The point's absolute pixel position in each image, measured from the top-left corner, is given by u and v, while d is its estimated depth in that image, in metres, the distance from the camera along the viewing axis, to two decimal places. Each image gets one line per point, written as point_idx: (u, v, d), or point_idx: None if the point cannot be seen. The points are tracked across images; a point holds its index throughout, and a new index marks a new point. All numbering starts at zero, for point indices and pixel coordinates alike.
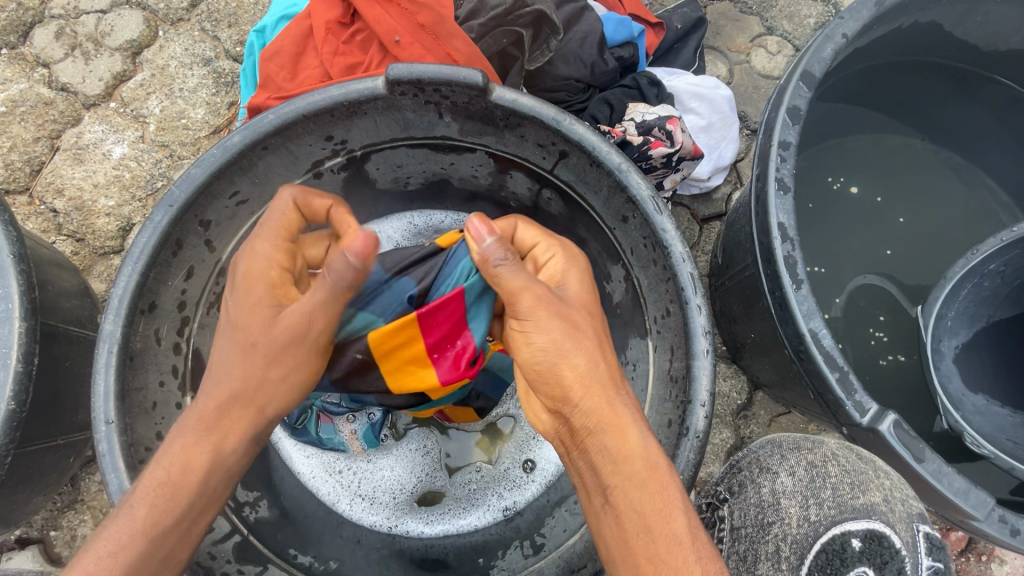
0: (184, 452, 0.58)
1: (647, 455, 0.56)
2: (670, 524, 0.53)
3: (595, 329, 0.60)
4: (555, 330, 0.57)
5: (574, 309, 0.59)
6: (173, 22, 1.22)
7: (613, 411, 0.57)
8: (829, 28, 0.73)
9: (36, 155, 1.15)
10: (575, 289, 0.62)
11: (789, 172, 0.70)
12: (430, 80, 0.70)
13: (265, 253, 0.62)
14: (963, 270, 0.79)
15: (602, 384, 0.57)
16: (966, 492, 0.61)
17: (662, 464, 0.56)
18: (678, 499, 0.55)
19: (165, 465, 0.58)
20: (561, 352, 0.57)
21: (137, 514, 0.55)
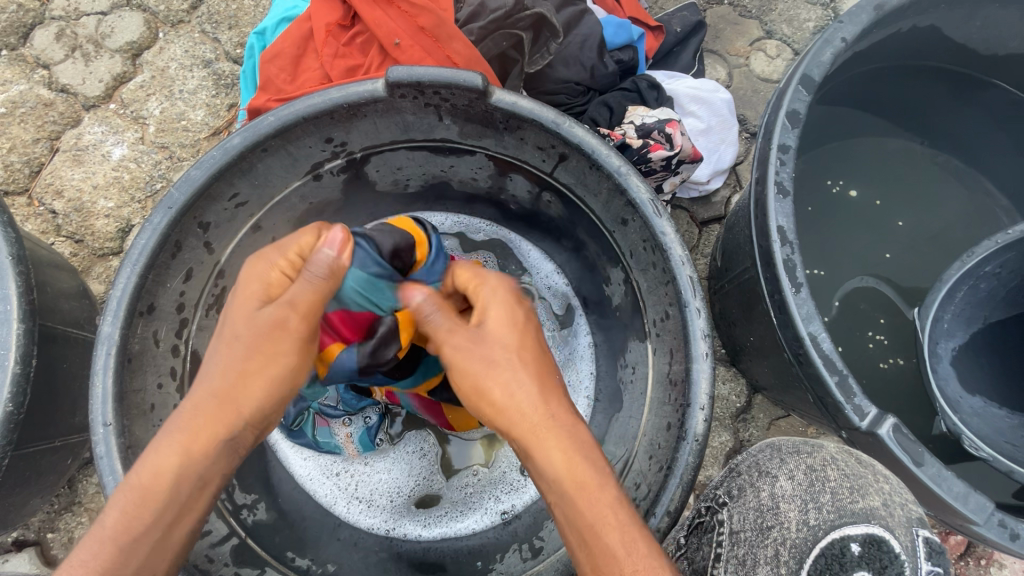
0: (162, 459, 0.55)
1: (576, 473, 0.52)
2: (603, 539, 0.51)
3: (519, 355, 0.58)
4: (470, 366, 0.57)
5: (490, 340, 0.58)
6: (174, 24, 1.22)
7: (541, 434, 0.54)
8: (828, 32, 0.73)
9: (36, 157, 1.15)
10: (496, 318, 0.59)
11: (788, 176, 0.70)
12: (430, 83, 0.70)
13: (268, 258, 0.61)
14: (958, 271, 0.80)
15: (519, 409, 0.55)
16: (965, 496, 0.61)
17: (592, 479, 0.52)
18: (611, 512, 0.51)
19: (144, 474, 0.54)
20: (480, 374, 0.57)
21: (107, 537, 0.52)
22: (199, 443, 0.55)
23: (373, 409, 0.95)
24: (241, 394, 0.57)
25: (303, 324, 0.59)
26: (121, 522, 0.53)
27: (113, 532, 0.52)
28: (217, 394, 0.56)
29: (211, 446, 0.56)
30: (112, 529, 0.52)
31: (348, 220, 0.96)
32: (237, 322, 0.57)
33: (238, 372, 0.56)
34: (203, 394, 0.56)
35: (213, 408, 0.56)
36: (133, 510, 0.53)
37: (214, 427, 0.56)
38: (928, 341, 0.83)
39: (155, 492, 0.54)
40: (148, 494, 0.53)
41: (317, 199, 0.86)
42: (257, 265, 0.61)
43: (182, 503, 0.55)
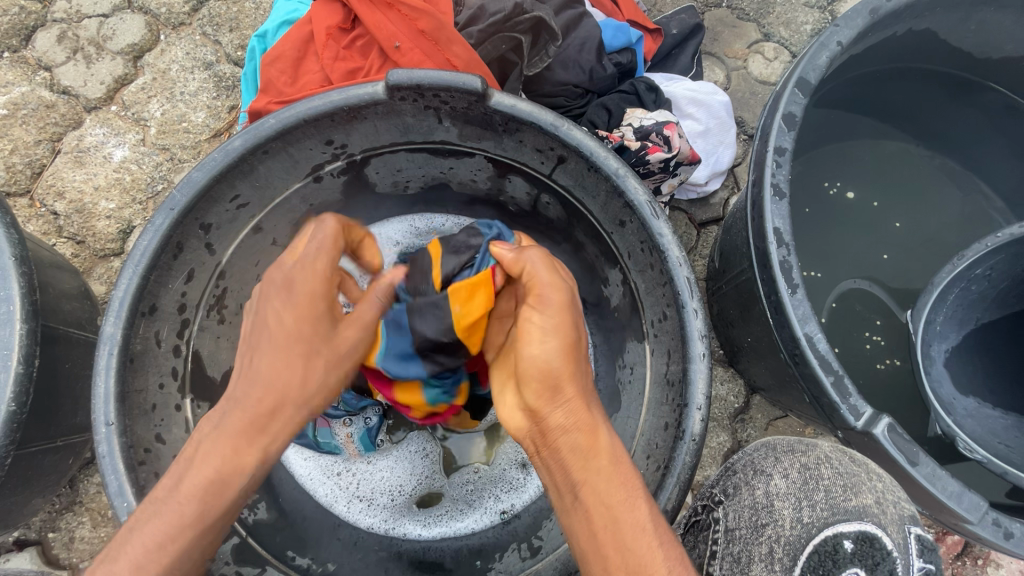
0: (220, 451, 0.55)
1: (617, 453, 0.56)
2: (634, 516, 0.53)
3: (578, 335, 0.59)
4: (550, 333, 0.57)
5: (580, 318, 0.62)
6: (175, 27, 1.23)
7: (587, 413, 0.57)
8: (824, 36, 0.74)
9: (37, 158, 1.16)
10: (575, 301, 0.65)
11: (784, 178, 0.71)
12: (430, 86, 0.71)
13: (308, 270, 0.59)
14: (948, 275, 0.81)
15: (588, 382, 0.59)
16: (960, 495, 0.62)
17: (628, 462, 0.57)
18: (641, 493, 0.55)
19: (198, 467, 0.54)
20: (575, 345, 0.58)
21: (162, 550, 0.51)
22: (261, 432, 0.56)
23: (373, 410, 0.94)
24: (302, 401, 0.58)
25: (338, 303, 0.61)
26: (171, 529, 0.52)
27: (165, 541, 0.51)
28: (288, 402, 0.57)
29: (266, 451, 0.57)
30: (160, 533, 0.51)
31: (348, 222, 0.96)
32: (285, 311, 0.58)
33: (304, 379, 0.58)
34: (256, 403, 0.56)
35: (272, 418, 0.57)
36: (180, 520, 0.52)
37: (274, 436, 0.57)
38: (921, 343, 0.83)
39: (211, 498, 0.53)
40: (206, 502, 0.53)
41: (318, 200, 0.87)
42: (297, 275, 0.59)
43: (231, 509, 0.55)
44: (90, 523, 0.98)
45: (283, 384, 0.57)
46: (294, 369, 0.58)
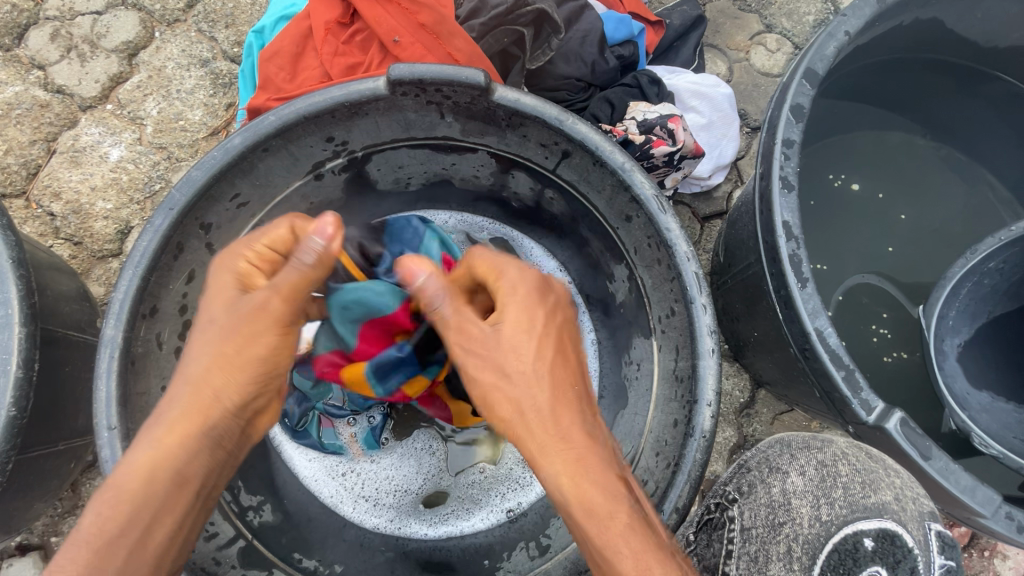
0: (135, 473, 0.53)
1: (594, 505, 0.51)
2: (615, 564, 0.49)
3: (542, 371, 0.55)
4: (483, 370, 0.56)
5: (504, 346, 0.56)
6: (170, 23, 1.21)
7: (570, 459, 0.52)
8: (832, 26, 0.73)
9: (33, 159, 1.14)
10: (513, 318, 0.57)
11: (792, 170, 0.70)
12: (432, 80, 0.70)
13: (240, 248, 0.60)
14: (963, 268, 0.80)
15: (539, 416, 0.54)
16: (973, 489, 0.61)
17: (599, 502, 0.51)
18: (621, 538, 0.50)
19: (117, 487, 0.53)
20: (490, 384, 0.56)
21: (86, 540, 0.51)
22: (160, 451, 0.54)
23: (376, 409, 0.93)
24: (214, 382, 0.56)
25: (284, 308, 0.57)
26: (101, 521, 0.52)
27: (89, 534, 0.51)
28: (198, 383, 0.56)
29: (193, 439, 0.55)
30: (100, 526, 0.52)
31: (350, 220, 0.95)
32: (215, 307, 0.57)
33: (226, 374, 0.56)
34: (180, 389, 0.56)
35: (191, 400, 0.55)
36: (113, 510, 0.52)
37: (192, 423, 0.55)
38: (934, 338, 0.83)
39: (139, 508, 0.53)
40: (136, 492, 0.53)
41: (319, 198, 0.86)
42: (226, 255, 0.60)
43: (155, 500, 0.53)
44: None
45: (199, 362, 0.56)
46: (213, 385, 0.56)
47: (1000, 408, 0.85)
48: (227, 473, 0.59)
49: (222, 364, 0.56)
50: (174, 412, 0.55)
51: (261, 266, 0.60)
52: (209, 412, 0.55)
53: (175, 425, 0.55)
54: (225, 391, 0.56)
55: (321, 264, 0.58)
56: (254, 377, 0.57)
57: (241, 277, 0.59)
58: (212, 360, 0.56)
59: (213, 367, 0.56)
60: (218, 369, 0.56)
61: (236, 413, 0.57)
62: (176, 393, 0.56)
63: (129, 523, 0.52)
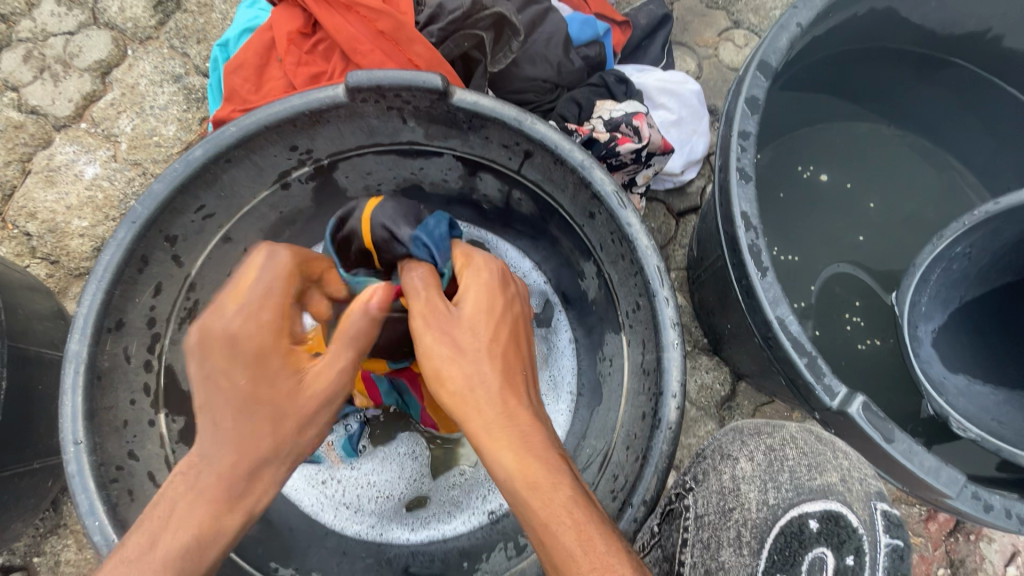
0: (202, 508, 0.50)
1: (528, 470, 0.52)
2: (556, 537, 0.50)
3: (478, 351, 0.58)
4: (438, 349, 0.58)
5: (464, 324, 0.59)
6: (142, 41, 1.22)
7: (500, 427, 0.54)
8: (783, 18, 0.74)
9: (8, 179, 1.15)
10: (474, 299, 0.62)
11: (749, 162, 0.70)
12: (390, 86, 0.71)
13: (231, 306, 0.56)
14: (930, 256, 0.80)
15: (486, 393, 0.56)
16: (937, 470, 0.62)
17: (545, 477, 0.52)
18: (566, 513, 0.51)
19: (179, 522, 0.49)
20: (446, 359, 0.57)
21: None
22: (229, 481, 0.51)
23: (353, 417, 0.94)
24: (256, 432, 0.52)
25: (357, 359, 0.60)
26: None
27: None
28: (266, 423, 0.54)
29: (236, 499, 0.51)
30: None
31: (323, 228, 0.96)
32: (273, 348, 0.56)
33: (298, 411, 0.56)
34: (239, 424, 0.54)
35: (231, 459, 0.51)
36: (172, 543, 0.48)
37: (232, 483, 0.51)
38: (909, 325, 0.81)
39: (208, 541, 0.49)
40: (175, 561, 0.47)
41: (288, 208, 0.86)
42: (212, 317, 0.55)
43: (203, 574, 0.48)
44: (75, 544, 0.97)
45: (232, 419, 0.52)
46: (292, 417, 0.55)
47: (977, 391, 0.84)
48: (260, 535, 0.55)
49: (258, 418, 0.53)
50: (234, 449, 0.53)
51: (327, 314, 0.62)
52: (282, 451, 0.54)
53: (236, 466, 0.52)
54: (269, 443, 0.53)
55: (375, 326, 0.62)
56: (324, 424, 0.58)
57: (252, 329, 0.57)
58: (242, 411, 0.52)
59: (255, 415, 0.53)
60: (259, 418, 0.53)
61: (291, 451, 0.57)
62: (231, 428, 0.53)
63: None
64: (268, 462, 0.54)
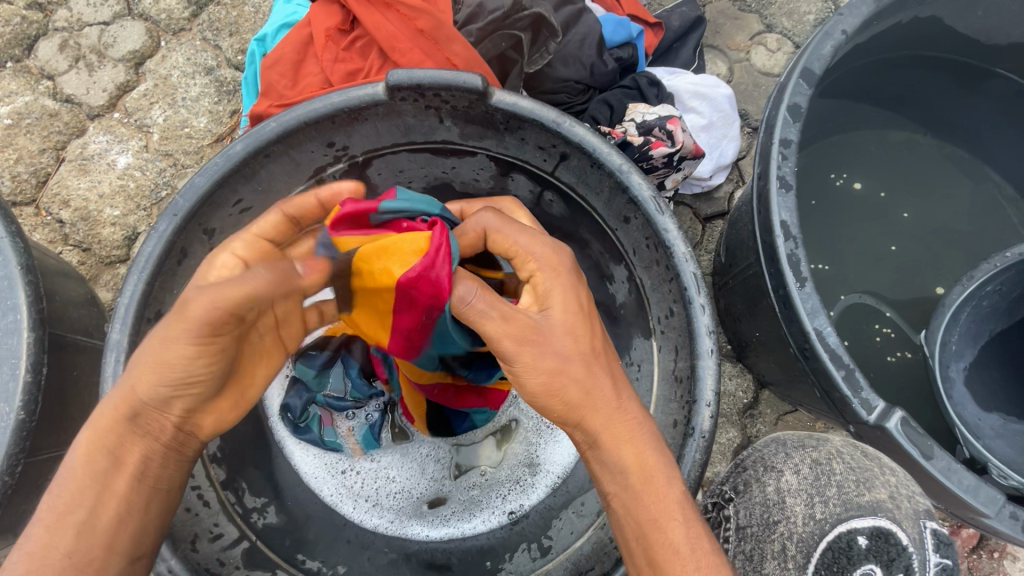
0: (76, 456, 0.53)
1: (645, 463, 0.55)
2: (665, 533, 0.54)
3: (583, 347, 0.57)
4: (541, 365, 0.56)
5: (557, 329, 0.57)
6: (175, 32, 1.23)
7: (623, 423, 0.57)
8: (829, 25, 0.73)
9: (42, 167, 1.16)
10: (559, 304, 0.58)
11: (790, 170, 0.70)
12: (430, 85, 0.71)
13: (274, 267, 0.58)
14: (959, 296, 0.81)
15: (601, 395, 0.56)
16: (976, 489, 0.61)
17: (660, 476, 0.55)
18: (677, 508, 0.55)
19: (65, 471, 0.53)
20: (552, 373, 0.56)
21: (39, 520, 0.52)
22: (109, 428, 0.53)
23: (374, 407, 0.95)
24: (145, 391, 0.52)
25: (202, 313, 0.49)
26: (54, 504, 0.53)
27: (46, 512, 0.52)
28: (131, 375, 0.53)
29: (118, 429, 0.53)
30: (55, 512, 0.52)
31: None
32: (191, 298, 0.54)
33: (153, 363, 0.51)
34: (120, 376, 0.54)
35: (126, 402, 0.53)
36: (60, 490, 0.53)
37: (119, 412, 0.53)
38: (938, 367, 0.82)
39: (86, 481, 0.53)
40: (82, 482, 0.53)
41: None
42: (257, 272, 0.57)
43: (91, 500, 0.53)
44: None
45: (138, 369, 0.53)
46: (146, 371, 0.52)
47: (1013, 431, 0.82)
48: (169, 465, 0.58)
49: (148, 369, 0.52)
50: (110, 399, 0.54)
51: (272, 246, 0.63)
52: (133, 404, 0.53)
53: (104, 412, 0.54)
54: (144, 386, 0.52)
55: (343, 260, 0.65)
56: (175, 379, 0.52)
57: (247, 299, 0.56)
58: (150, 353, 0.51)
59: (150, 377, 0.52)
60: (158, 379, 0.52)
61: (160, 407, 0.54)
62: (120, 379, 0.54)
63: (77, 503, 0.53)
64: (126, 413, 0.53)
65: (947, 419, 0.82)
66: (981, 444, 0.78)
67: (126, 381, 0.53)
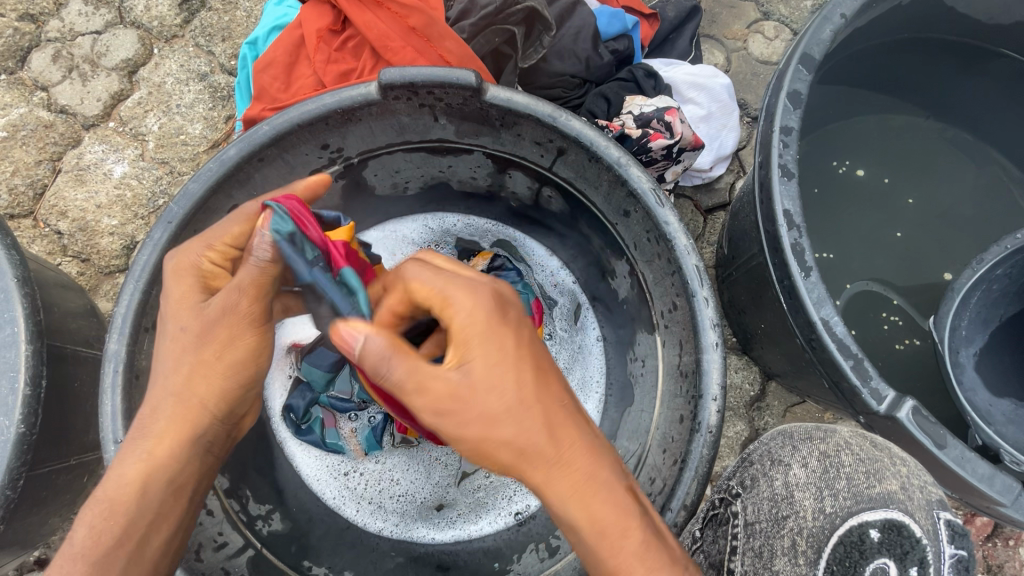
0: (124, 486, 0.55)
1: (595, 517, 0.52)
2: None
3: (518, 398, 0.52)
4: (471, 417, 0.52)
5: (478, 381, 0.52)
6: (168, 39, 1.22)
7: (565, 468, 0.52)
8: (827, 9, 0.71)
9: (39, 178, 1.16)
10: (482, 356, 0.52)
11: (792, 158, 0.68)
12: (423, 83, 0.70)
13: (197, 246, 0.58)
14: (969, 279, 0.79)
15: (539, 449, 0.52)
16: (991, 478, 0.60)
17: (614, 527, 0.52)
18: (639, 560, 0.51)
19: (110, 503, 0.54)
20: (480, 433, 0.52)
21: (79, 543, 0.53)
22: (154, 444, 0.56)
23: (377, 409, 0.94)
24: (196, 394, 0.57)
25: (254, 307, 0.57)
26: (89, 536, 0.54)
27: (91, 516, 0.54)
28: (169, 390, 0.57)
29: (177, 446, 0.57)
30: (80, 545, 0.53)
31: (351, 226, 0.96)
32: (182, 316, 0.57)
33: (194, 376, 0.57)
34: (161, 397, 0.57)
35: (176, 414, 0.57)
36: (101, 518, 0.54)
37: (178, 430, 0.57)
38: (949, 353, 0.81)
39: (121, 507, 0.54)
40: (117, 505, 0.54)
41: (317, 206, 0.86)
42: (183, 256, 0.58)
43: (154, 511, 0.56)
44: None
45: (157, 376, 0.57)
46: (190, 385, 0.57)
47: None
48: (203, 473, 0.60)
49: (186, 385, 0.57)
50: (160, 420, 0.56)
51: (224, 262, 0.59)
52: (195, 418, 0.57)
53: (159, 434, 0.56)
54: (204, 398, 0.57)
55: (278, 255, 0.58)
56: (229, 385, 0.58)
57: (201, 277, 0.58)
58: (184, 357, 0.57)
59: (188, 380, 0.57)
60: (197, 378, 0.57)
61: (220, 417, 0.59)
62: (156, 398, 0.57)
63: (121, 539, 0.54)
64: (186, 430, 0.57)
65: (958, 405, 0.80)
66: (992, 429, 0.77)
67: (162, 393, 0.57)
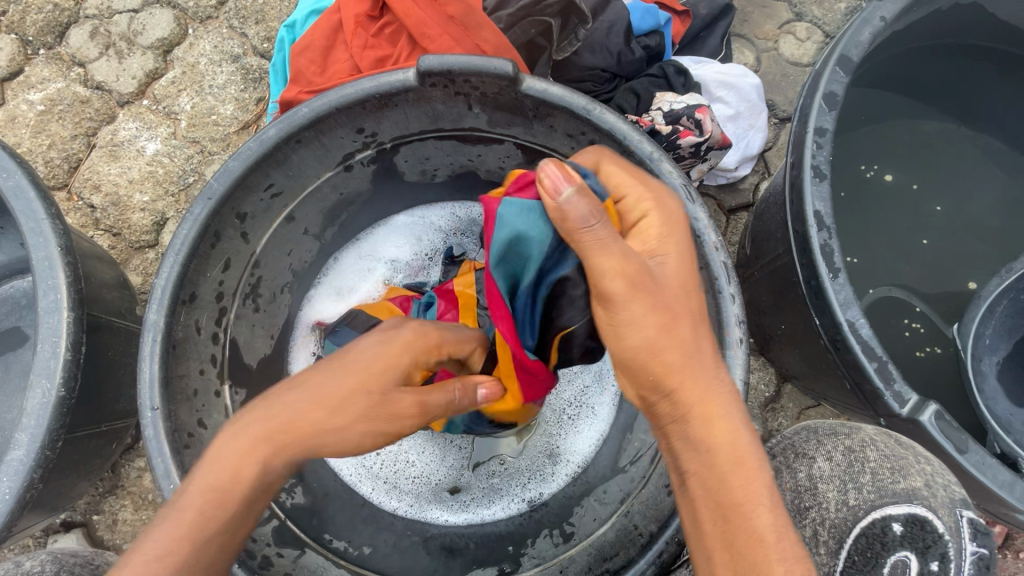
0: (224, 469, 0.50)
1: (738, 448, 0.51)
2: (751, 519, 0.49)
3: (686, 307, 0.55)
4: (648, 321, 0.53)
5: (666, 287, 0.54)
6: (202, 20, 1.24)
7: (701, 393, 0.53)
8: (867, 11, 0.71)
9: (74, 152, 1.19)
10: (673, 258, 0.56)
11: (825, 159, 0.68)
12: (461, 71, 0.70)
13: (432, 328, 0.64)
14: (997, 288, 0.80)
15: (686, 363, 0.53)
16: (1011, 485, 0.60)
17: (754, 458, 0.51)
18: (765, 493, 0.51)
19: (201, 484, 0.49)
20: (643, 333, 0.53)
21: (171, 525, 0.47)
22: (268, 439, 0.52)
23: None
24: (319, 414, 0.54)
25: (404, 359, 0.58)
26: (186, 517, 0.48)
27: (184, 502, 0.48)
28: (305, 398, 0.54)
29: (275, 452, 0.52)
30: (181, 520, 0.47)
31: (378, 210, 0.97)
32: (373, 342, 0.59)
33: (346, 393, 0.55)
34: (286, 397, 0.54)
35: (287, 419, 0.53)
36: (196, 498, 0.48)
37: (285, 441, 0.52)
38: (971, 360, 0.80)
39: (230, 487, 0.49)
40: (219, 491, 0.49)
41: (348, 189, 0.88)
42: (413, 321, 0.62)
43: (239, 504, 0.49)
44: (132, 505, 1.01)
45: (303, 390, 0.55)
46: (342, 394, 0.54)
47: None
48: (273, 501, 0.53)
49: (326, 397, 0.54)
50: (282, 418, 0.53)
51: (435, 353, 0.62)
52: (304, 434, 0.53)
53: (269, 430, 0.52)
54: (324, 418, 0.54)
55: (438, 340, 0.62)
56: (359, 416, 0.55)
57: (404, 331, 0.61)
58: (355, 374, 0.56)
59: (322, 402, 0.54)
60: (319, 397, 0.54)
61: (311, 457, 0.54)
62: (281, 397, 0.54)
63: (206, 530, 0.48)
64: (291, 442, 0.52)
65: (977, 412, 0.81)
66: (1011, 438, 0.77)
67: (298, 399, 0.54)
